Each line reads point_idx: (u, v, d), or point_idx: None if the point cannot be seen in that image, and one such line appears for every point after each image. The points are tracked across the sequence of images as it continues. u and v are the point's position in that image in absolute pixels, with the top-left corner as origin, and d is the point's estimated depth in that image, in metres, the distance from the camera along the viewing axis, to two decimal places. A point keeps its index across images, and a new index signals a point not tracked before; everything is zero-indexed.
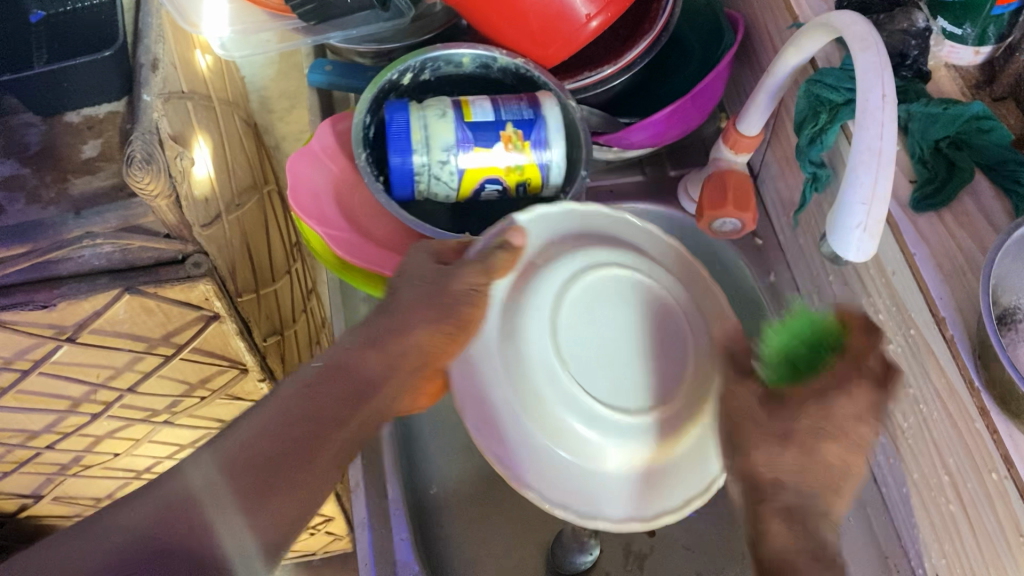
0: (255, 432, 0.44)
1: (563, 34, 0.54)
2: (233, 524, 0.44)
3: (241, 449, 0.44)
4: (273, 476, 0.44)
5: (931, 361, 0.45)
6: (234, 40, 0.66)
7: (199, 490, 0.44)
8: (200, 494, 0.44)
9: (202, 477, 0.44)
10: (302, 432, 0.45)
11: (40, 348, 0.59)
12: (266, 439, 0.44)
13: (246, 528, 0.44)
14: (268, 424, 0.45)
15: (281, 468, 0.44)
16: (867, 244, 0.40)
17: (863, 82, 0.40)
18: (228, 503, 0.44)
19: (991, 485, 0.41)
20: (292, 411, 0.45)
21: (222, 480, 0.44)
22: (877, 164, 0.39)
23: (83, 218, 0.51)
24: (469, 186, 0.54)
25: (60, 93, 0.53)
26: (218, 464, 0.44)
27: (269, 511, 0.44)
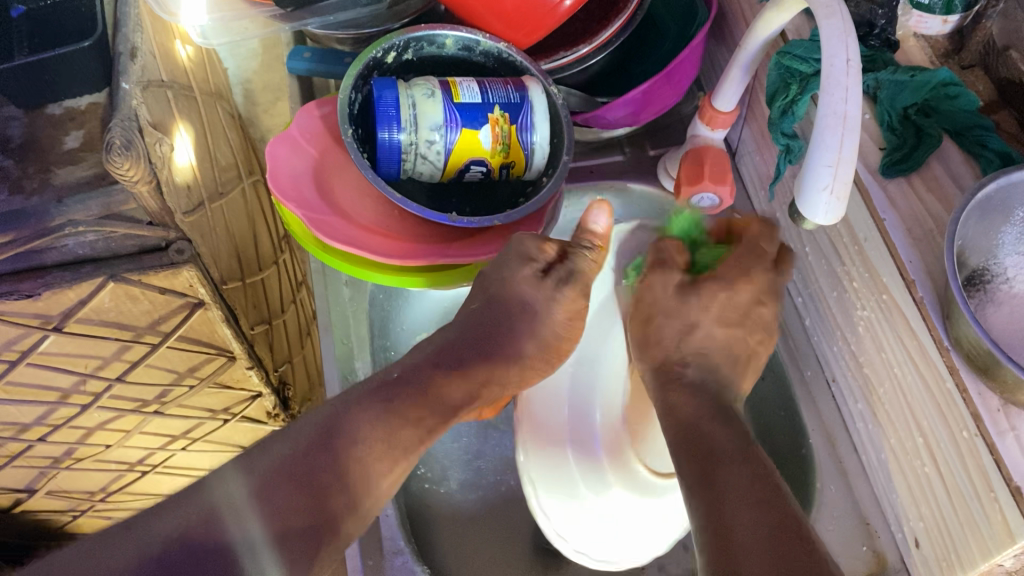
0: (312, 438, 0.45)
1: (537, 14, 0.55)
2: (259, 518, 0.42)
3: (286, 460, 0.44)
4: (312, 475, 0.44)
5: (902, 323, 0.45)
6: (215, 29, 0.67)
7: (220, 503, 0.42)
8: (220, 507, 0.42)
9: (240, 485, 0.43)
10: (322, 438, 0.46)
11: (27, 339, 0.59)
12: (300, 452, 0.45)
13: (259, 525, 0.42)
14: (321, 435, 0.46)
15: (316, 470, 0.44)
16: (833, 208, 0.40)
17: (827, 47, 0.41)
18: (245, 510, 0.42)
19: (962, 443, 0.42)
20: (343, 427, 0.46)
21: (265, 477, 0.44)
22: (842, 128, 0.39)
23: (65, 206, 0.51)
24: (451, 166, 0.55)
25: (41, 85, 0.54)
26: (264, 465, 0.44)
27: (291, 508, 0.43)
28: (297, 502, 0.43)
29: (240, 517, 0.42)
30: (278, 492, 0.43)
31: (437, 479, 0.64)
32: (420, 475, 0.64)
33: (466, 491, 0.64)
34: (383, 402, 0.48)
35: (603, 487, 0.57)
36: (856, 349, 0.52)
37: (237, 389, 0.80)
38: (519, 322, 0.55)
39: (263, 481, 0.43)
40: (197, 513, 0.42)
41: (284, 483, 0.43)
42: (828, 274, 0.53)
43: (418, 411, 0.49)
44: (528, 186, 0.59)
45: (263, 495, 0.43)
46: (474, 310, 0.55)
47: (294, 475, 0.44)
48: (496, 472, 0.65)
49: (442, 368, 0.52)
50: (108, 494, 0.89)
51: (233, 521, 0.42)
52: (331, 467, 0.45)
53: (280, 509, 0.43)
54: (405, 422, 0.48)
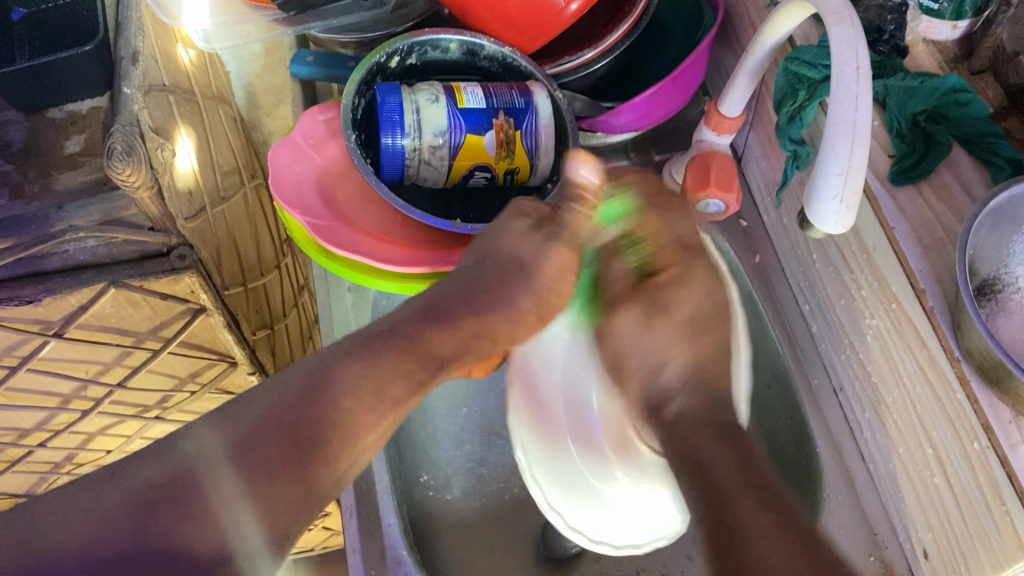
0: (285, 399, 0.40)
1: (543, 18, 0.54)
2: (242, 491, 0.37)
3: (267, 418, 0.39)
4: (293, 435, 0.39)
5: (911, 333, 0.45)
6: (218, 32, 0.65)
7: (194, 460, 0.37)
8: (195, 465, 0.37)
9: (215, 440, 0.38)
10: (294, 408, 0.39)
11: (28, 344, 0.59)
12: (279, 409, 0.39)
13: (240, 499, 0.37)
14: (303, 390, 0.40)
15: (292, 432, 0.39)
16: (843, 216, 0.40)
17: (837, 54, 0.40)
18: (220, 467, 0.37)
19: (972, 454, 0.42)
20: (332, 377, 0.41)
21: (242, 438, 0.38)
22: (853, 136, 0.39)
23: (66, 212, 0.51)
24: (455, 172, 0.55)
25: (42, 88, 0.53)
26: (242, 422, 0.39)
27: (277, 477, 0.38)
28: (280, 459, 0.38)
29: (214, 483, 0.37)
30: (259, 449, 0.38)
31: (439, 487, 0.64)
32: (422, 482, 0.63)
33: (469, 499, 0.64)
34: (373, 353, 0.43)
35: (607, 473, 0.50)
36: (864, 357, 0.51)
37: (239, 394, 0.80)
38: (511, 281, 0.50)
39: (238, 440, 0.38)
40: (169, 469, 0.37)
41: (266, 438, 0.38)
42: (835, 282, 0.53)
43: (408, 363, 0.44)
44: (533, 191, 0.58)
45: (238, 457, 0.38)
46: (465, 263, 0.51)
47: (264, 445, 0.38)
48: (499, 479, 0.65)
49: (431, 321, 0.47)
50: None
51: (209, 485, 0.36)
52: (311, 423, 0.39)
53: (265, 466, 0.38)
54: (397, 375, 0.43)
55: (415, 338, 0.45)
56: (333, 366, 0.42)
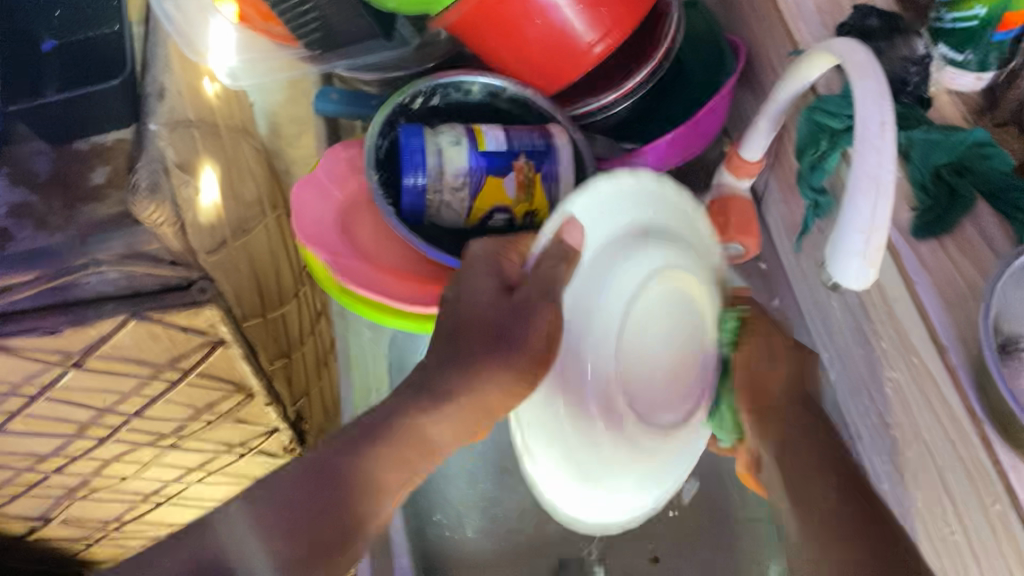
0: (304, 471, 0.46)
1: (565, 61, 0.55)
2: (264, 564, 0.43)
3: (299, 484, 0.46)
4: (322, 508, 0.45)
5: (933, 389, 0.45)
6: (245, 70, 0.68)
7: (226, 544, 0.43)
8: (227, 549, 0.43)
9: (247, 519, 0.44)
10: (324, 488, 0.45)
11: (47, 373, 0.59)
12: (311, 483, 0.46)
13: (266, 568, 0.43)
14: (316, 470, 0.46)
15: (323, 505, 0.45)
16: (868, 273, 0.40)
17: (862, 110, 0.40)
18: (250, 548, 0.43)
19: (994, 516, 0.41)
20: (345, 463, 0.46)
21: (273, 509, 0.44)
22: (876, 192, 0.38)
23: (90, 245, 0.51)
24: (475, 213, 0.55)
25: (70, 120, 0.54)
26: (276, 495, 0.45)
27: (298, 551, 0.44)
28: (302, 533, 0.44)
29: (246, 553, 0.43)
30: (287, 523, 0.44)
31: (453, 526, 0.64)
32: (435, 520, 0.64)
33: (482, 538, 0.64)
34: (369, 445, 0.46)
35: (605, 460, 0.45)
36: (883, 409, 0.51)
37: (254, 424, 0.80)
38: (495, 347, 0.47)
39: (268, 519, 0.44)
40: (204, 553, 0.43)
41: (296, 516, 0.44)
42: (855, 333, 0.52)
43: (406, 457, 0.47)
44: None
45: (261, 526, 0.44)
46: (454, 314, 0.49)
47: (300, 508, 0.45)
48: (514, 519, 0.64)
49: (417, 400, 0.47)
50: (120, 524, 0.89)
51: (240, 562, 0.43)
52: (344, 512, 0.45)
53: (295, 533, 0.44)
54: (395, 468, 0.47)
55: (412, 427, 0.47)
56: (352, 449, 0.46)
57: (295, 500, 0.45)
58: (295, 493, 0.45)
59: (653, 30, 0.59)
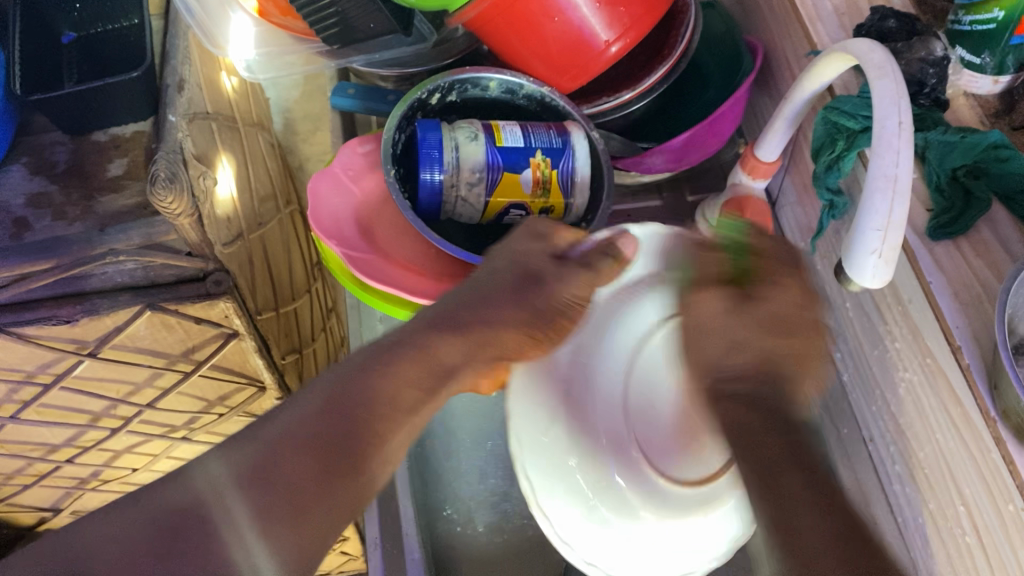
0: (302, 410, 0.40)
1: (583, 59, 0.55)
2: (262, 542, 0.36)
3: (283, 439, 0.39)
4: (330, 452, 0.39)
5: (947, 390, 0.44)
6: (262, 63, 0.68)
7: (203, 491, 0.37)
8: (204, 495, 0.36)
9: (223, 469, 0.38)
10: (338, 418, 0.40)
11: (62, 362, 0.60)
12: (318, 411, 0.40)
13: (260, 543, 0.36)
14: (325, 406, 0.41)
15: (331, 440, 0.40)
16: (882, 272, 0.40)
17: (879, 109, 0.40)
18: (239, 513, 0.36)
19: (1007, 516, 0.41)
20: (361, 382, 0.42)
21: (251, 462, 0.38)
22: (893, 192, 0.39)
23: (107, 235, 0.52)
24: (491, 209, 0.55)
25: (90, 112, 0.54)
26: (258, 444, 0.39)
27: (296, 515, 0.38)
28: (301, 481, 0.38)
29: (227, 508, 0.36)
30: (270, 483, 0.38)
31: (464, 521, 0.64)
32: (446, 516, 0.64)
33: (491, 534, 0.63)
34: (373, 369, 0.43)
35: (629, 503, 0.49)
36: (896, 410, 0.51)
37: None
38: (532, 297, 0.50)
39: (245, 476, 0.37)
40: (177, 498, 0.36)
41: (284, 473, 0.38)
42: (868, 332, 0.53)
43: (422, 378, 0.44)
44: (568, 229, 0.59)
45: (247, 482, 0.37)
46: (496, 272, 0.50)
47: (282, 473, 0.38)
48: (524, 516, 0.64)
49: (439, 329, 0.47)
50: None
51: (222, 521, 0.36)
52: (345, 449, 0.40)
53: (284, 497, 0.38)
54: (410, 384, 0.43)
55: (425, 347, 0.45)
56: (359, 374, 0.42)
57: (280, 450, 0.38)
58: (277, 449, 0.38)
59: (670, 30, 0.59)
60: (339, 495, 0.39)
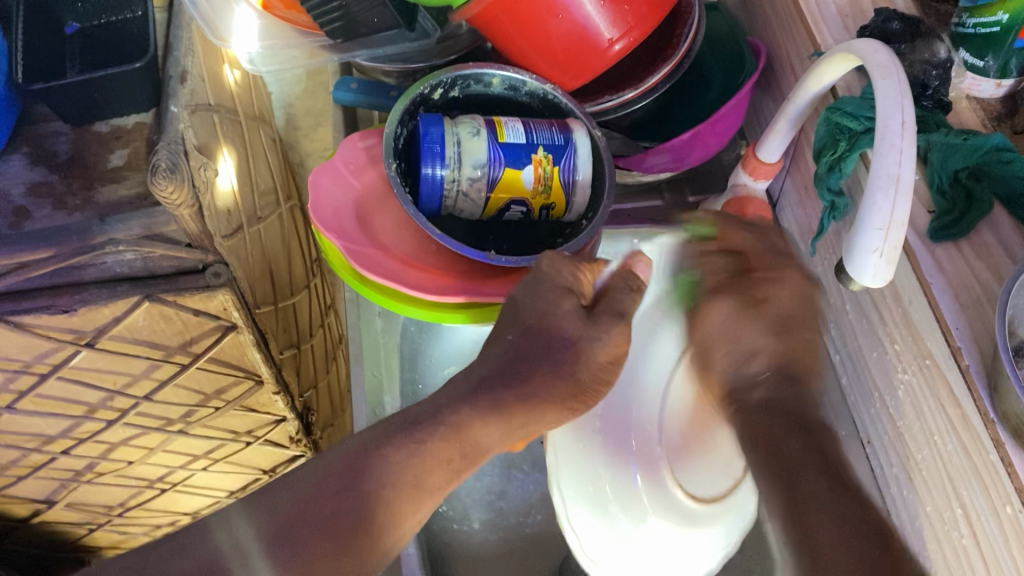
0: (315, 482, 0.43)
1: (587, 56, 0.55)
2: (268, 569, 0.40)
3: (307, 501, 0.43)
4: (343, 523, 0.42)
5: (945, 391, 0.44)
6: (264, 56, 0.68)
7: (227, 549, 0.41)
8: (226, 553, 0.41)
9: (250, 530, 0.42)
10: (338, 494, 0.42)
11: (59, 352, 0.60)
12: (328, 482, 0.43)
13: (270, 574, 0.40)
14: (348, 472, 0.43)
15: (341, 504, 0.42)
16: (882, 272, 0.40)
17: (882, 109, 0.40)
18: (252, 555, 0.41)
19: (1004, 519, 0.41)
20: (381, 457, 0.43)
21: (273, 524, 0.42)
22: (895, 191, 0.38)
23: (107, 225, 0.52)
24: (492, 205, 0.55)
25: (92, 103, 0.54)
26: (275, 512, 0.42)
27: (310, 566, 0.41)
28: (319, 546, 0.41)
29: (246, 564, 0.40)
30: (298, 542, 0.41)
31: (459, 519, 0.64)
32: (442, 512, 0.64)
33: (487, 531, 0.64)
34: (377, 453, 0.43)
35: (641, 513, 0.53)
36: (894, 412, 0.51)
37: (262, 413, 0.80)
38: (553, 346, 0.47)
39: (272, 533, 0.42)
40: (201, 561, 0.40)
41: (305, 537, 0.41)
42: (868, 335, 0.53)
43: (449, 451, 0.44)
44: (566, 228, 0.58)
45: (273, 541, 0.41)
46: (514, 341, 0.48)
47: (307, 521, 0.42)
48: (519, 513, 0.65)
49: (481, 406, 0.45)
50: (125, 509, 0.89)
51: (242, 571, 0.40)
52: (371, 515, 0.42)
53: (302, 562, 0.41)
54: (434, 465, 0.44)
55: (454, 425, 0.45)
56: (379, 447, 0.44)
57: (309, 508, 0.42)
58: (302, 510, 0.42)
59: (672, 31, 0.59)
60: (353, 562, 0.42)
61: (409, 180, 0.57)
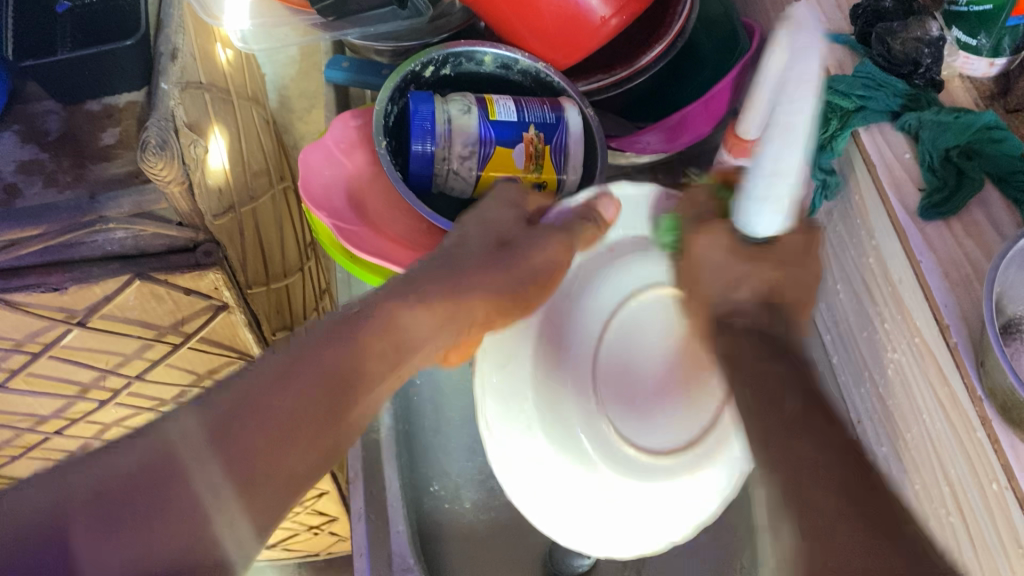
0: (278, 365, 0.38)
1: (579, 37, 0.55)
2: (220, 468, 0.33)
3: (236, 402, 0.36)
4: (271, 436, 0.35)
5: (933, 368, 0.44)
6: (257, 33, 0.68)
7: (173, 438, 0.33)
8: (175, 443, 0.32)
9: (193, 424, 0.34)
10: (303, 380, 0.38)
11: (51, 331, 0.60)
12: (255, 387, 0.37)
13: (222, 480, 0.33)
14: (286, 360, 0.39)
15: (261, 404, 0.36)
16: (774, 221, 0.38)
17: (794, 58, 0.37)
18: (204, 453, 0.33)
19: (991, 496, 0.41)
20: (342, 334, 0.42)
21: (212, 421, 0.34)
22: (788, 139, 0.35)
23: (97, 203, 0.52)
24: (483, 183, 0.55)
25: (83, 80, 0.54)
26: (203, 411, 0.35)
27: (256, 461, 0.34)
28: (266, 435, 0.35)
29: (203, 460, 0.32)
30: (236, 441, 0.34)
31: (451, 497, 0.64)
32: (432, 491, 0.64)
33: (478, 510, 0.64)
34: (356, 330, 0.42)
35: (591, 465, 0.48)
36: (883, 391, 0.51)
37: None
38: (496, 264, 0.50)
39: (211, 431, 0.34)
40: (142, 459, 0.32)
41: (250, 427, 0.35)
42: (859, 315, 0.53)
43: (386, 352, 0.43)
44: None
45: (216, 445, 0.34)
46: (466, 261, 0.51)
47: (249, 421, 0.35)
48: (510, 492, 0.65)
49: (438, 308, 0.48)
50: None
51: (191, 482, 0.32)
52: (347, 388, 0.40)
53: (253, 458, 0.34)
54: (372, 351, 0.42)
55: (392, 322, 0.44)
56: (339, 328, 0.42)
57: (255, 403, 0.36)
58: (255, 397, 0.36)
59: (666, 9, 0.59)
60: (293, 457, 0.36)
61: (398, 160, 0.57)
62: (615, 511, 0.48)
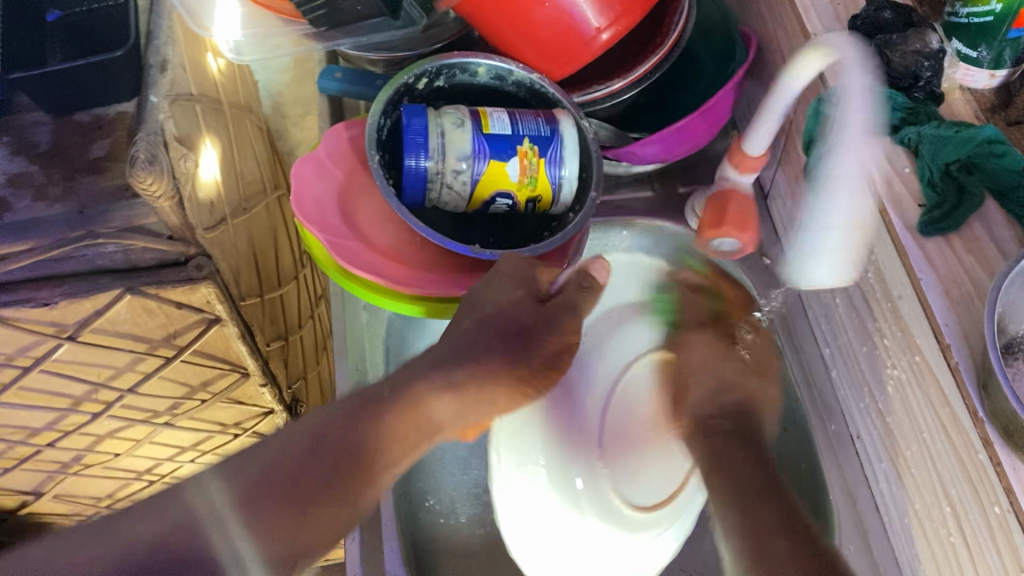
0: (297, 456, 0.48)
1: (573, 47, 0.54)
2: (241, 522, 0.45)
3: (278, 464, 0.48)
4: (303, 504, 0.47)
5: (934, 388, 0.44)
6: (249, 44, 0.67)
7: (200, 513, 0.45)
8: (200, 517, 0.45)
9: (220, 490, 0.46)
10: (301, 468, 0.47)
11: (41, 345, 0.59)
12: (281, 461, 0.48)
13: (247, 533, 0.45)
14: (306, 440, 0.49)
15: (296, 478, 0.47)
16: (837, 272, 0.46)
17: (848, 103, 0.42)
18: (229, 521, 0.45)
19: (992, 519, 0.40)
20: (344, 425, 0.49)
21: (246, 485, 0.47)
22: (852, 195, 0.43)
23: (86, 218, 0.51)
24: (476, 198, 0.54)
25: (71, 92, 0.53)
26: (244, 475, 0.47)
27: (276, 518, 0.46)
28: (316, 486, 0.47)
29: (222, 525, 0.45)
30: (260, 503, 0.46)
31: (447, 513, 0.64)
32: (428, 506, 0.63)
33: (473, 525, 0.64)
34: (374, 415, 0.50)
35: (578, 501, 0.55)
36: (883, 407, 0.50)
37: (250, 404, 0.79)
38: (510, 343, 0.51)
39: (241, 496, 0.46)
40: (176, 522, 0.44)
41: (271, 495, 0.46)
42: (858, 329, 0.52)
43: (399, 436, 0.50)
44: (553, 221, 0.58)
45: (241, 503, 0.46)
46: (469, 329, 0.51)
47: (284, 482, 0.47)
48: None
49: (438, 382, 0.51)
50: (114, 501, 0.89)
51: (209, 530, 0.44)
52: (345, 472, 0.48)
53: (284, 506, 0.46)
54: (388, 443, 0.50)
55: (415, 402, 0.51)
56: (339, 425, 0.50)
57: (271, 471, 0.48)
58: (266, 468, 0.48)
59: (663, 18, 0.58)
60: (322, 521, 0.47)
61: (392, 172, 0.56)
62: (587, 548, 0.56)
